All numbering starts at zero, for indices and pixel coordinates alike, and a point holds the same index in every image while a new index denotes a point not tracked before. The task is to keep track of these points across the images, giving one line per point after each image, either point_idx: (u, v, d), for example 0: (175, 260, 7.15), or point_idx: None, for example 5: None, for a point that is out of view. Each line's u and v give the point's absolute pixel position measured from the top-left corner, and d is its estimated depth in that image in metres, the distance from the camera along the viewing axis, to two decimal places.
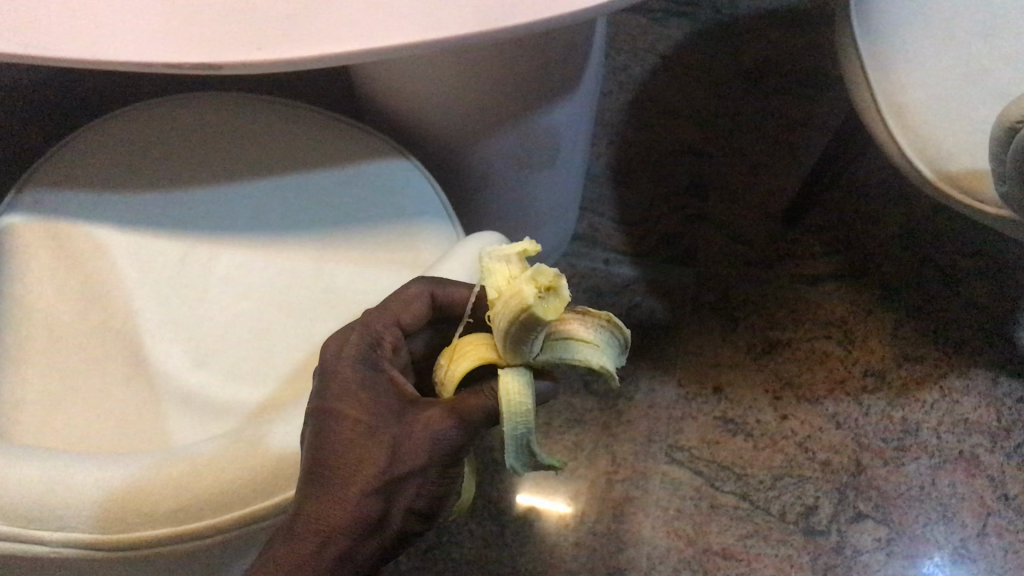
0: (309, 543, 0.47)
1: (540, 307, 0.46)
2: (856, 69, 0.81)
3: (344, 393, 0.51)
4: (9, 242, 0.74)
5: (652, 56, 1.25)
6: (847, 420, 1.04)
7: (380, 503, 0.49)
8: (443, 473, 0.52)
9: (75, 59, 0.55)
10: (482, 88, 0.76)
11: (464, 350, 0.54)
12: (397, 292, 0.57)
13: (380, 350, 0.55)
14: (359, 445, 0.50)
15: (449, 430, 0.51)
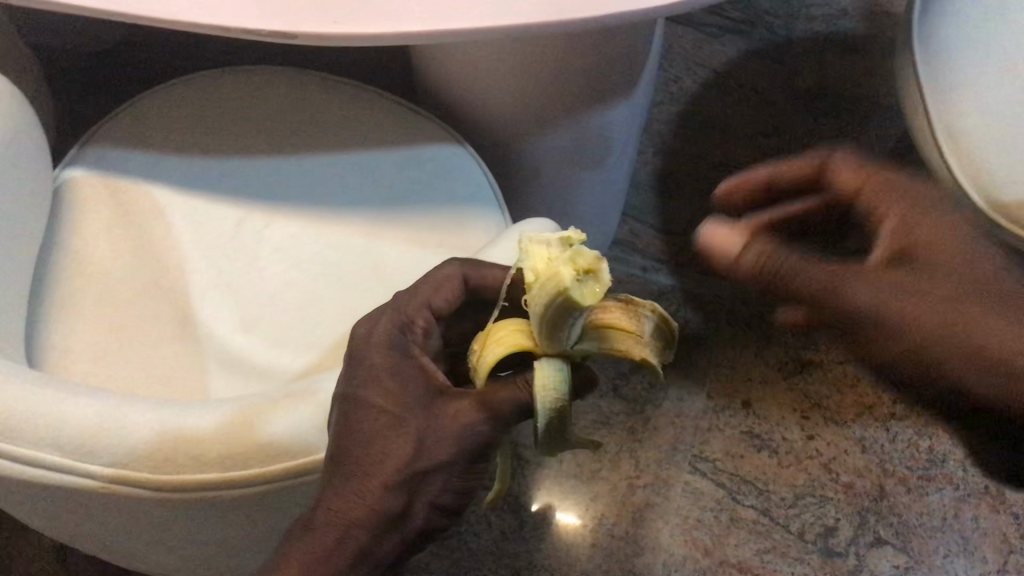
0: (330, 536, 0.49)
1: (576, 291, 0.46)
2: (914, 92, 0.81)
3: (372, 380, 0.51)
4: (70, 193, 0.76)
5: (705, 71, 1.27)
6: (873, 445, 1.04)
7: (402, 498, 0.50)
8: (469, 466, 0.53)
9: (158, 20, 0.57)
10: (543, 82, 0.77)
11: (490, 339, 0.54)
12: (426, 277, 0.58)
13: (413, 334, 0.55)
14: (385, 436, 0.50)
15: (476, 426, 0.52)
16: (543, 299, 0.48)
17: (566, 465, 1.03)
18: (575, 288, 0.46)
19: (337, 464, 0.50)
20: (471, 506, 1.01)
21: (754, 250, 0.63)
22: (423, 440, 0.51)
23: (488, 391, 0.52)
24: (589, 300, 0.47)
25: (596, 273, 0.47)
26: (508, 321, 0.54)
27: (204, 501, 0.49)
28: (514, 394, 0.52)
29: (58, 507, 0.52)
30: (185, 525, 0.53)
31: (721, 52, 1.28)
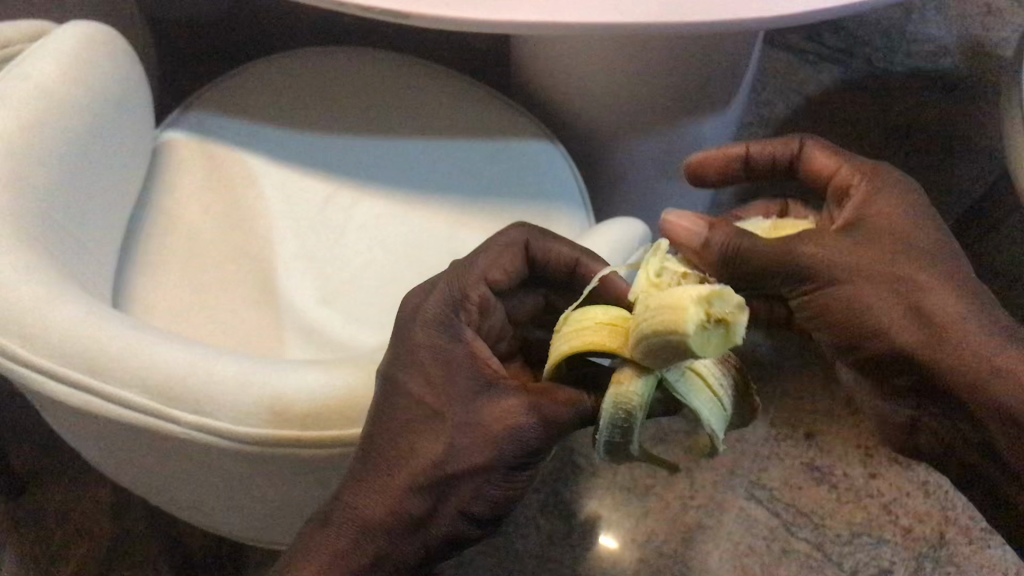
0: (345, 537, 0.47)
1: (697, 340, 0.42)
2: (1017, 129, 0.79)
3: (413, 365, 0.48)
4: (168, 153, 0.77)
5: (797, 97, 1.26)
6: (937, 491, 1.01)
7: (428, 501, 0.47)
8: (511, 474, 0.49)
9: None
10: (642, 83, 0.77)
11: (575, 327, 0.48)
12: (486, 246, 0.53)
13: (467, 311, 0.50)
14: (419, 432, 0.47)
15: (522, 430, 0.47)
16: (651, 326, 0.43)
17: (621, 477, 1.03)
18: (697, 337, 0.42)
19: (366, 461, 0.48)
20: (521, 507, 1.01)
21: (847, 168, 0.56)
22: (457, 443, 0.47)
23: (540, 395, 0.49)
24: (703, 352, 0.42)
25: (725, 327, 0.42)
26: (607, 312, 0.48)
27: (280, 455, 0.50)
28: (573, 402, 0.50)
29: (139, 449, 0.54)
30: (261, 478, 0.54)
31: (815, 81, 1.27)
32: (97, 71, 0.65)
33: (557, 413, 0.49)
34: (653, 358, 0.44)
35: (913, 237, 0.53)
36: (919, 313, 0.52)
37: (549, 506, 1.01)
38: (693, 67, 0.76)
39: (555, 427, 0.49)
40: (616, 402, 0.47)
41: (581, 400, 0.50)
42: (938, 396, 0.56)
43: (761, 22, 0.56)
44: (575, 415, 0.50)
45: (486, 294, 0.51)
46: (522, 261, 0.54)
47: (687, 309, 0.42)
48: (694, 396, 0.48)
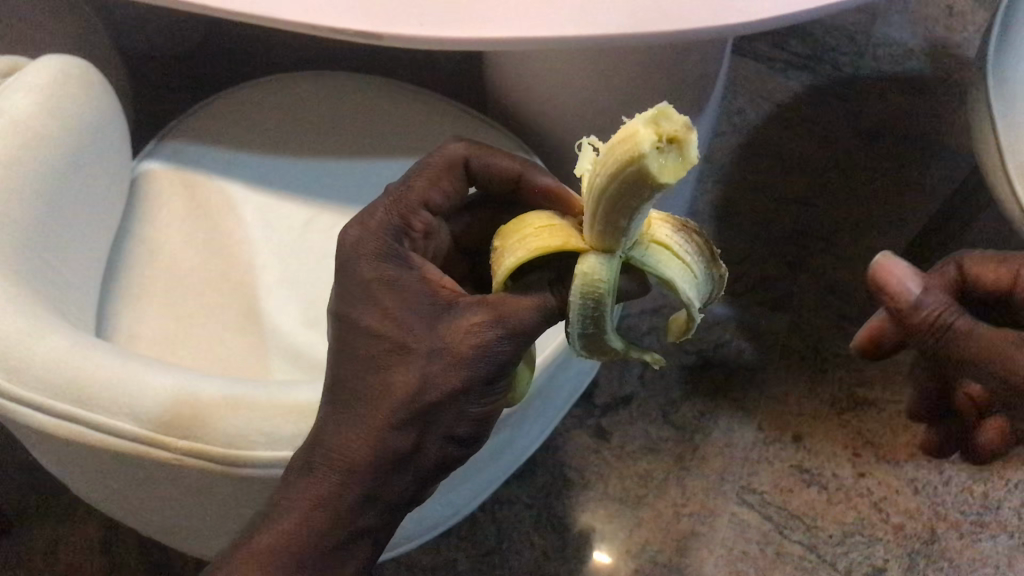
0: (333, 478, 0.47)
1: (654, 160, 0.37)
2: (986, 124, 0.80)
3: (366, 302, 0.49)
4: (145, 183, 0.77)
5: (768, 105, 1.28)
6: (926, 487, 1.01)
7: (410, 435, 0.47)
8: (488, 391, 0.48)
9: (250, 13, 0.59)
10: (618, 95, 0.78)
11: (515, 240, 0.47)
12: (418, 169, 0.56)
13: (411, 235, 0.54)
14: (385, 364, 0.47)
15: (495, 344, 0.46)
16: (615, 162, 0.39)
17: (612, 488, 1.03)
18: (652, 157, 0.37)
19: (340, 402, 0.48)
20: (515, 523, 1.01)
21: None
22: (428, 370, 0.46)
23: (502, 303, 0.47)
24: (666, 175, 0.38)
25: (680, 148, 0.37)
26: (539, 219, 0.48)
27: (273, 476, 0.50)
28: (538, 305, 0.47)
29: (130, 478, 0.54)
30: (255, 501, 0.54)
31: (785, 88, 1.29)
32: (73, 104, 0.66)
33: (521, 318, 0.46)
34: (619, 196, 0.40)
35: None
36: None
37: (542, 520, 1.01)
38: (664, 77, 0.77)
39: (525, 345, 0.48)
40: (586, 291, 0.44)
41: (547, 301, 0.47)
42: None
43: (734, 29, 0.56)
44: (542, 317, 0.47)
45: (428, 220, 0.55)
46: (459, 175, 0.57)
47: (642, 134, 0.37)
48: (664, 266, 0.46)
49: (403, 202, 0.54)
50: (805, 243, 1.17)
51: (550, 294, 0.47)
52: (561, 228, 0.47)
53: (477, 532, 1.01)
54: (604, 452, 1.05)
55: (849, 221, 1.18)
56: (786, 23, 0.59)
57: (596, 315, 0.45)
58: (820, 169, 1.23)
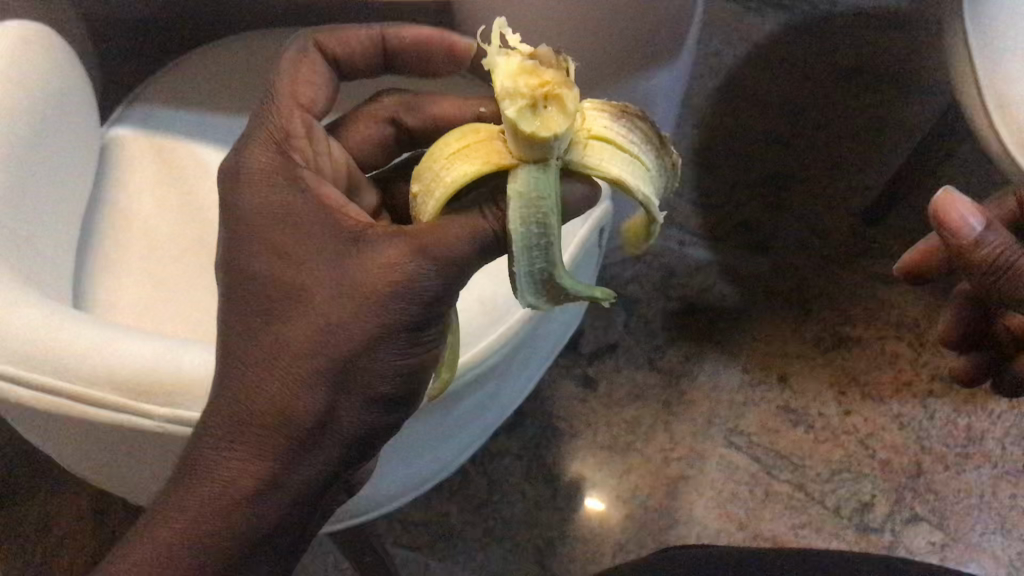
0: (235, 452, 0.45)
1: (529, 119, 0.42)
2: (963, 55, 0.79)
3: (266, 245, 0.47)
4: (116, 150, 0.76)
5: (745, 44, 1.26)
6: (911, 423, 1.03)
7: (432, 283, 0.44)
8: (411, 337, 0.45)
9: None
10: (589, 36, 0.76)
11: (431, 177, 0.46)
12: (280, 68, 0.53)
13: (298, 148, 0.50)
14: (289, 313, 0.45)
15: (418, 270, 0.44)
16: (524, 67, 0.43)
17: (600, 436, 1.03)
18: (525, 119, 0.42)
19: (229, 357, 0.46)
20: (505, 475, 1.02)
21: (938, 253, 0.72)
22: (331, 317, 0.44)
23: (426, 232, 0.44)
24: (543, 131, 0.42)
25: (559, 100, 0.42)
26: (449, 143, 0.47)
27: None
28: (471, 231, 0.45)
29: (116, 449, 0.54)
30: None
31: (761, 27, 1.26)
32: (31, 71, 0.63)
33: (449, 247, 0.44)
34: (518, 130, 0.42)
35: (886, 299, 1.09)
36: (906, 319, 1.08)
37: (531, 471, 1.02)
38: (638, 18, 0.76)
39: (449, 265, 0.45)
40: (523, 212, 0.43)
41: (482, 226, 0.45)
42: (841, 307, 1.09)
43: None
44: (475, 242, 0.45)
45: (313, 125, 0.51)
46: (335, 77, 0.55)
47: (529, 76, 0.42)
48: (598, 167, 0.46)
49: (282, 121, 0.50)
50: (785, 184, 1.17)
51: (482, 215, 0.45)
52: (479, 142, 0.46)
53: (467, 486, 1.01)
54: (591, 401, 1.05)
55: (828, 161, 1.18)
56: None
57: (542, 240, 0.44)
58: (799, 109, 1.22)
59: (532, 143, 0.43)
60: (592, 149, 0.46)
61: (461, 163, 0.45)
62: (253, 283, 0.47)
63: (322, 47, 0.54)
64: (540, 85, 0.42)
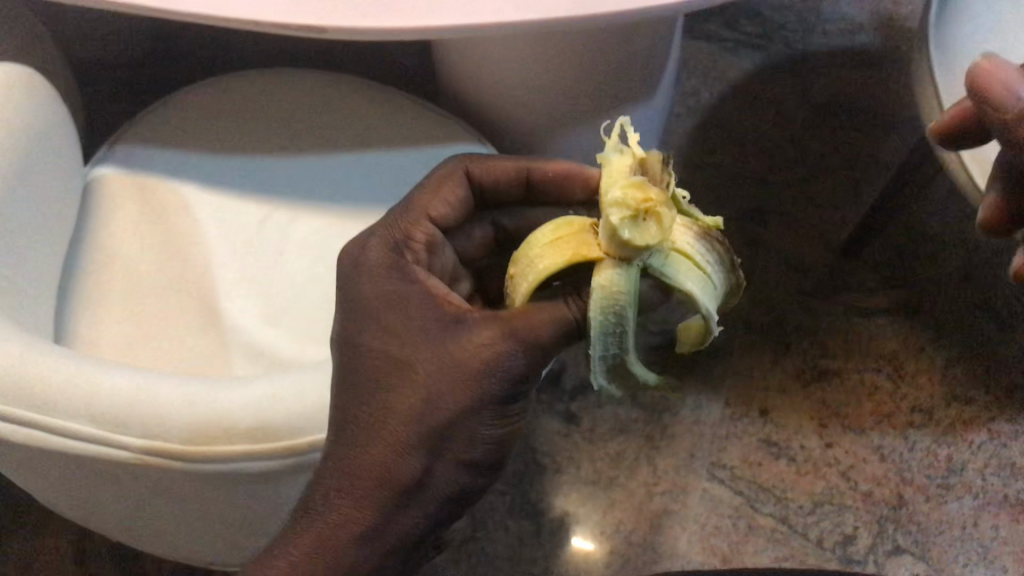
0: (338, 506, 0.49)
1: (631, 229, 0.45)
2: (930, 90, 0.81)
3: (374, 321, 0.51)
4: (98, 187, 0.76)
5: (722, 84, 1.29)
6: (892, 454, 1.04)
7: (520, 364, 0.49)
8: (498, 409, 0.50)
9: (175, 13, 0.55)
10: (564, 75, 0.78)
11: (526, 261, 0.49)
12: (428, 182, 0.57)
13: (412, 249, 0.54)
14: (397, 385, 0.49)
15: (506, 353, 0.49)
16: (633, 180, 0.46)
17: (584, 471, 1.04)
18: (625, 229, 0.45)
19: (340, 421, 0.50)
20: (489, 511, 1.02)
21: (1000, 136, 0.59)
22: (433, 391, 0.49)
23: (519, 316, 0.49)
24: (642, 242, 0.45)
25: (659, 218, 0.45)
26: (545, 231, 0.49)
27: (234, 470, 0.51)
28: (557, 318, 0.48)
29: (94, 480, 0.54)
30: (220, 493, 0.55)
31: (737, 67, 1.30)
32: (10, 110, 0.64)
33: (540, 335, 0.48)
34: (617, 237, 0.45)
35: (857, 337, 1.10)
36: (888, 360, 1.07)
37: (515, 507, 1.02)
38: (613, 59, 0.78)
39: (537, 346, 0.49)
40: (604, 307, 0.47)
41: (565, 315, 0.48)
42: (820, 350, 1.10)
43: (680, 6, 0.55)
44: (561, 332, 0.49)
45: (431, 231, 0.55)
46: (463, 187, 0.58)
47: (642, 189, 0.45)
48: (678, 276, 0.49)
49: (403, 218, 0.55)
50: (763, 219, 1.18)
51: (566, 305, 0.49)
52: (572, 235, 0.49)
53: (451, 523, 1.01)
54: (574, 436, 1.06)
55: (806, 197, 1.20)
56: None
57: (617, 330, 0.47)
58: (776, 146, 1.24)
59: (625, 249, 0.46)
60: (674, 260, 0.49)
61: (553, 256, 0.48)
62: (359, 357, 0.51)
63: (471, 175, 0.58)
64: (645, 202, 0.45)
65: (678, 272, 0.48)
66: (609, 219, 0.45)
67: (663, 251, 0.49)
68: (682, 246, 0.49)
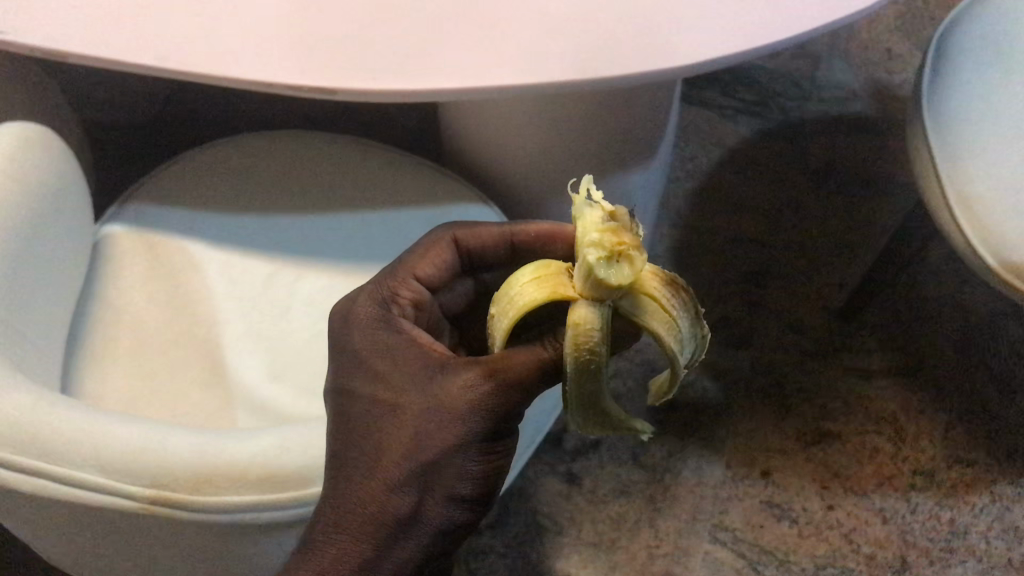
0: (332, 545, 0.48)
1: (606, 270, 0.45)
2: (925, 153, 0.83)
3: (365, 369, 0.52)
4: (108, 246, 0.77)
5: (720, 150, 1.32)
6: (894, 517, 1.03)
7: (503, 405, 0.49)
8: (486, 446, 0.50)
9: (193, 72, 0.56)
10: (567, 140, 0.80)
11: (507, 299, 0.49)
12: (417, 245, 0.58)
13: (397, 305, 0.55)
14: (386, 425, 0.49)
15: (490, 394, 0.48)
16: (609, 224, 0.46)
17: (585, 533, 1.03)
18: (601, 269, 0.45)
19: (331, 462, 0.50)
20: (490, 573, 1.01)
21: None
22: (422, 429, 0.49)
23: (498, 358, 0.49)
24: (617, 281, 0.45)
25: (631, 260, 0.45)
26: (526, 271, 0.49)
27: (239, 522, 0.52)
28: (534, 360, 0.48)
29: (99, 531, 0.54)
30: (221, 545, 0.55)
31: (734, 133, 1.33)
32: (29, 167, 0.66)
33: (519, 375, 0.48)
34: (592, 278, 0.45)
35: (858, 399, 1.10)
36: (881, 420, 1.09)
37: (515, 568, 1.01)
38: (616, 124, 0.80)
39: (520, 387, 0.49)
40: (577, 345, 0.46)
41: (543, 356, 0.49)
42: (821, 409, 1.10)
43: (684, 67, 0.56)
44: (539, 373, 0.49)
45: (418, 290, 0.57)
46: (450, 252, 0.59)
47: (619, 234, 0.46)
48: (646, 320, 0.48)
49: (392, 276, 0.56)
50: (762, 281, 1.19)
51: (543, 347, 0.49)
52: (550, 276, 0.49)
53: None
54: (575, 497, 1.05)
55: (805, 260, 1.21)
56: (745, 59, 0.58)
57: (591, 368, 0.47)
58: (773, 211, 1.26)
59: (600, 290, 0.46)
60: (643, 304, 0.48)
61: (534, 291, 0.48)
62: (350, 402, 0.51)
63: (458, 241, 0.59)
64: (620, 245, 0.45)
65: (648, 314, 0.48)
66: (588, 257, 0.45)
67: (631, 295, 0.48)
68: (653, 289, 0.49)
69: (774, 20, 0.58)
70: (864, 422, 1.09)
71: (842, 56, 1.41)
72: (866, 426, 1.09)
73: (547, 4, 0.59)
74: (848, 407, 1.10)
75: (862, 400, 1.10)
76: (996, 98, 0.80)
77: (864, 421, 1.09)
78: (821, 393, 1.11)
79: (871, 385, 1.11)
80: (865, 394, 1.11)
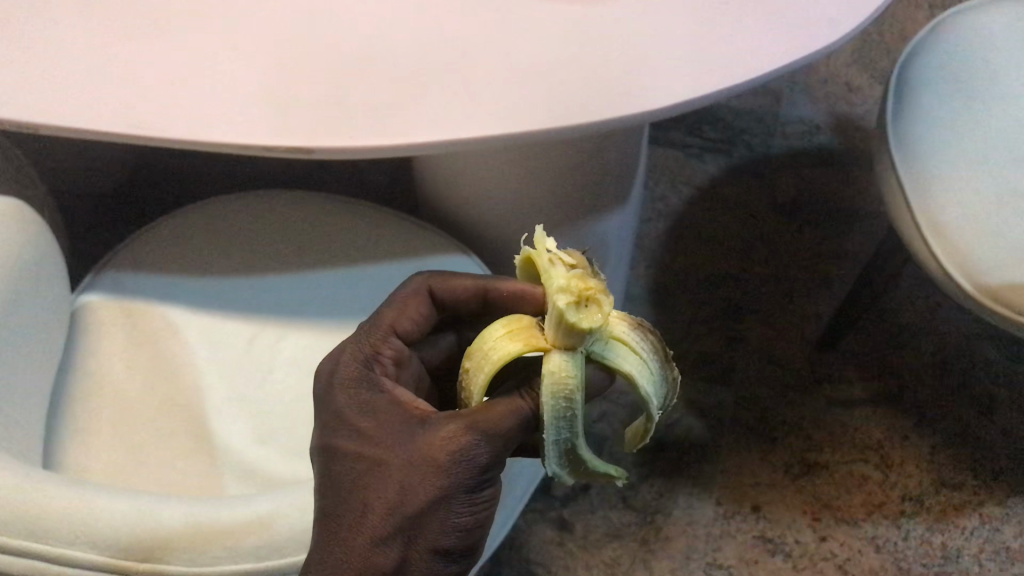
0: None
1: (575, 313, 0.47)
2: (892, 181, 0.84)
3: (348, 427, 0.51)
4: (85, 319, 0.77)
5: (690, 188, 1.33)
6: (887, 544, 1.04)
7: (485, 455, 0.48)
8: (471, 497, 0.48)
9: (169, 139, 0.56)
10: (542, 187, 0.81)
11: (481, 354, 0.49)
12: (392, 299, 0.58)
13: (381, 363, 0.55)
14: (371, 480, 0.48)
15: (471, 444, 0.48)
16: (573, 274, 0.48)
17: None
18: (570, 312, 0.46)
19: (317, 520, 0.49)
20: None
21: None
22: (407, 481, 0.47)
23: (477, 411, 0.49)
24: (586, 323, 0.46)
25: (599, 303, 0.47)
26: (497, 326, 0.50)
27: None
28: (515, 408, 0.49)
29: None
30: None
31: (703, 172, 1.35)
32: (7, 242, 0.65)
33: (500, 425, 0.48)
34: (563, 323, 0.47)
35: (842, 429, 1.11)
36: (867, 449, 1.09)
37: None
38: (590, 169, 0.81)
39: (500, 438, 0.48)
40: (555, 392, 0.47)
41: (521, 405, 0.49)
42: (806, 441, 1.10)
43: (657, 113, 0.57)
44: (519, 421, 0.49)
45: (399, 346, 0.56)
46: (426, 303, 0.58)
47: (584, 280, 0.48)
48: (619, 362, 0.50)
49: (372, 334, 0.56)
50: (740, 317, 1.20)
51: (520, 398, 0.49)
52: (522, 329, 0.50)
53: None
54: (567, 543, 1.04)
55: (780, 293, 1.22)
56: (717, 100, 0.58)
57: (568, 415, 0.47)
58: (745, 245, 1.27)
59: (571, 337, 0.47)
60: (614, 347, 0.50)
61: (509, 345, 0.49)
62: (334, 459, 0.50)
63: (432, 293, 0.58)
64: (587, 290, 0.47)
65: (619, 357, 0.50)
66: (556, 303, 0.47)
67: (602, 339, 0.50)
68: (619, 333, 0.51)
69: (743, 60, 0.59)
70: (849, 452, 1.09)
71: (803, 90, 1.43)
72: (852, 455, 1.09)
73: (516, 55, 0.59)
74: (832, 437, 1.10)
75: (846, 429, 1.11)
76: (961, 127, 0.82)
77: (849, 451, 1.09)
78: (805, 425, 1.11)
79: (855, 414, 1.12)
80: (848, 423, 1.11)
